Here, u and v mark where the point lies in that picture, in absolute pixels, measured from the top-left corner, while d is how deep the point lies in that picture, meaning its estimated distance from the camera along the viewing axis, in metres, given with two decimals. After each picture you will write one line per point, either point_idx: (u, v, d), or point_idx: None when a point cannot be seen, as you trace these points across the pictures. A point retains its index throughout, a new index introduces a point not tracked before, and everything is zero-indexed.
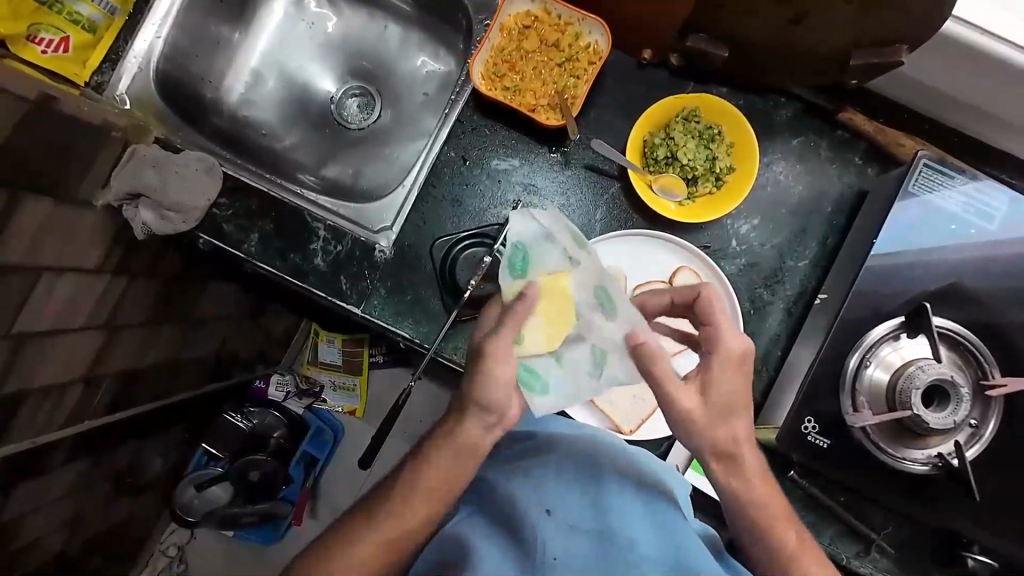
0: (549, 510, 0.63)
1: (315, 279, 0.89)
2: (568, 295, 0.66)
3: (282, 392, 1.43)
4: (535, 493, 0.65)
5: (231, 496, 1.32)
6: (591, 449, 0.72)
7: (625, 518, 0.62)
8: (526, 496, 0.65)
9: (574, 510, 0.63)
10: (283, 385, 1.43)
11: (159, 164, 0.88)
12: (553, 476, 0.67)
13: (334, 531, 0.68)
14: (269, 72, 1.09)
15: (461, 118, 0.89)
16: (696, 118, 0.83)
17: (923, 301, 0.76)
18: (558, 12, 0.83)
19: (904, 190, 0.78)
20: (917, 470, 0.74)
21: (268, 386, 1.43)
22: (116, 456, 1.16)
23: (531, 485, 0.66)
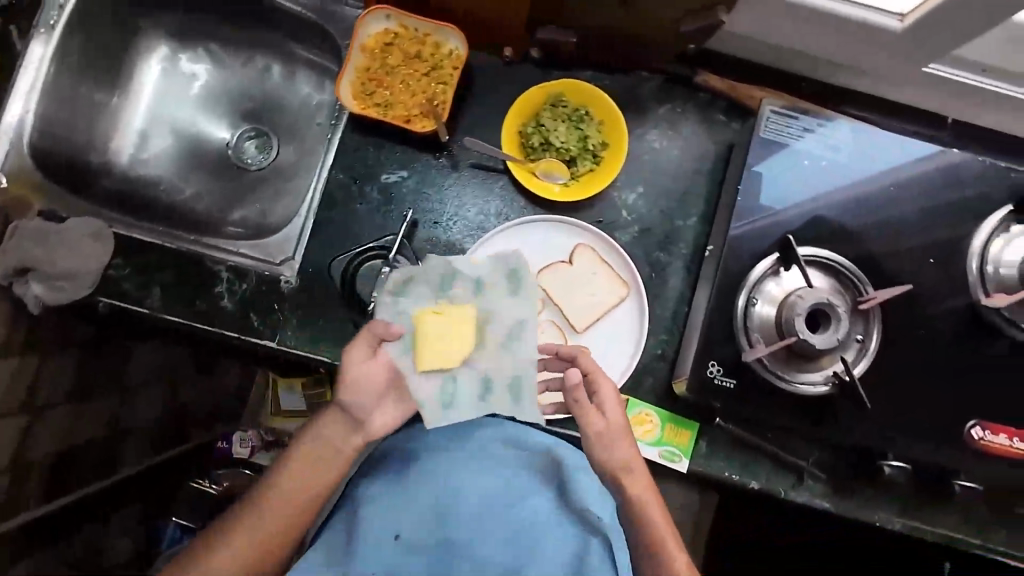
0: (397, 535, 0.78)
1: (225, 321, 0.89)
2: (457, 329, 0.74)
3: (246, 449, 1.21)
4: (406, 507, 0.79)
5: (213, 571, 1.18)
6: (473, 463, 0.83)
7: (473, 523, 0.79)
8: (386, 518, 0.78)
9: (416, 533, 0.78)
10: (247, 441, 1.21)
11: (44, 236, 0.86)
12: (421, 494, 0.80)
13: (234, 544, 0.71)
14: (157, 129, 1.08)
15: (344, 140, 0.90)
16: (564, 102, 0.88)
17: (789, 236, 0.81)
18: (415, 26, 0.86)
19: (759, 138, 0.84)
20: (817, 392, 0.78)
21: (230, 445, 1.21)
22: (71, 542, 1.12)
23: (399, 507, 0.79)
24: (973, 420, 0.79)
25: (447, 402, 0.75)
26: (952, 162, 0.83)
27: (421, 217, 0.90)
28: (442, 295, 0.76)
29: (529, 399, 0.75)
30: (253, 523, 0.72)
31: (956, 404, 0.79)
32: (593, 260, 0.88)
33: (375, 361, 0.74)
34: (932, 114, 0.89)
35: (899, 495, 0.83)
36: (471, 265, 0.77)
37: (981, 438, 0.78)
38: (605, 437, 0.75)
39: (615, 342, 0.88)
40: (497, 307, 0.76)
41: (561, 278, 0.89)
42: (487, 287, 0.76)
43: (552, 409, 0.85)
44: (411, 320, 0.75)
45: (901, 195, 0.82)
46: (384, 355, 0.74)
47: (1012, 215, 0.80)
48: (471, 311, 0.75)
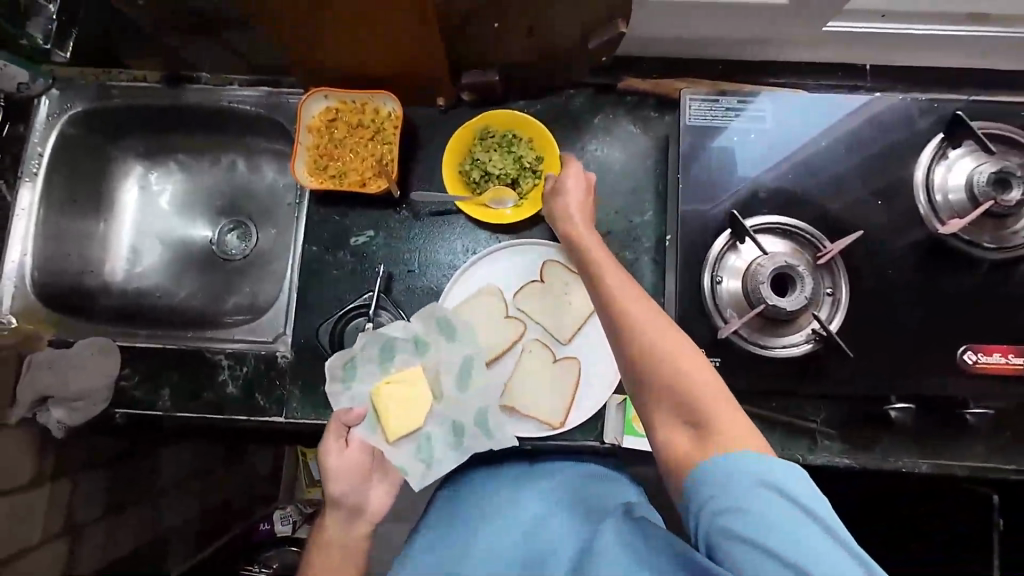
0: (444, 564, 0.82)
1: (233, 406, 0.94)
2: (414, 393, 0.86)
3: (289, 524, 1.25)
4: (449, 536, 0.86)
5: None
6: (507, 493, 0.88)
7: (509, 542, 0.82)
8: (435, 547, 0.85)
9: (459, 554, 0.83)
10: (287, 516, 1.26)
11: (55, 364, 0.93)
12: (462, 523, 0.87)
13: None
14: (145, 242, 1.16)
15: (310, 215, 0.97)
16: (490, 133, 0.93)
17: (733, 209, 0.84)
18: (352, 98, 0.93)
19: (687, 126, 0.87)
20: (802, 351, 0.79)
21: (273, 523, 1.26)
22: None
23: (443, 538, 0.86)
24: (964, 346, 0.80)
25: (427, 457, 0.87)
26: (877, 106, 0.86)
27: (396, 270, 0.95)
28: (386, 368, 0.88)
29: (499, 432, 0.88)
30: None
31: (938, 332, 0.81)
32: (562, 274, 0.92)
33: (335, 445, 0.79)
34: (849, 65, 0.93)
35: (920, 437, 0.82)
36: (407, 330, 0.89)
37: (974, 362, 0.79)
38: (628, 319, 0.66)
39: (601, 347, 0.91)
40: (440, 359, 0.89)
41: (536, 299, 0.92)
42: (430, 346, 0.89)
43: (554, 424, 0.88)
44: (374, 399, 0.85)
45: (838, 148, 0.85)
46: (354, 437, 0.81)
47: (947, 142, 0.82)
48: (420, 372, 0.88)
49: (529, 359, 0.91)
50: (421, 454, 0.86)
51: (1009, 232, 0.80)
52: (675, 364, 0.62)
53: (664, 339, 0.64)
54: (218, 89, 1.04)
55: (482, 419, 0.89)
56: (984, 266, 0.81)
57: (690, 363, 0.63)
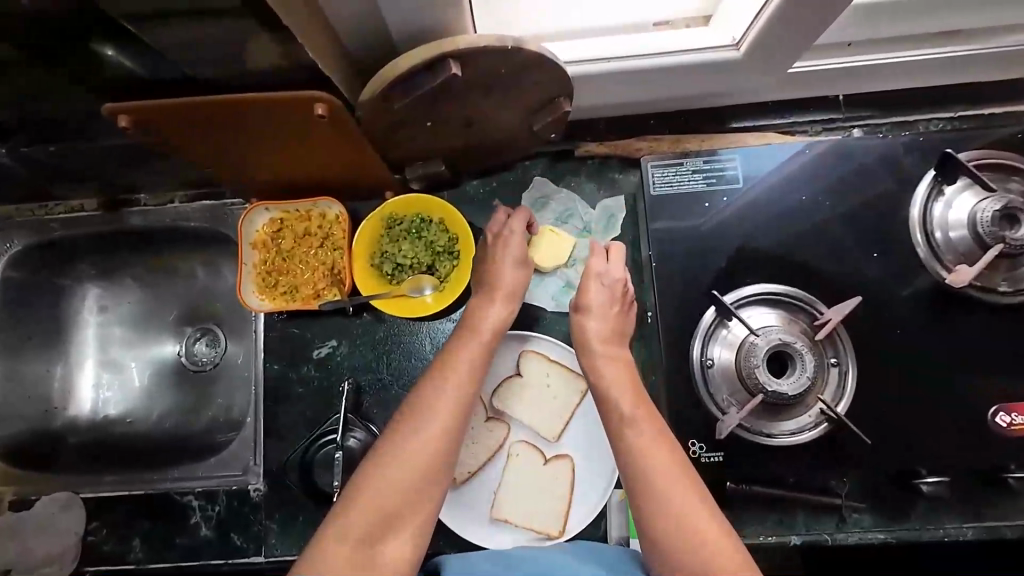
0: None
1: (209, 550, 0.87)
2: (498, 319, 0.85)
3: None
4: None
5: None
6: None
7: None
8: None
9: None
10: None
11: (19, 530, 0.88)
12: None
13: (336, 543, 0.57)
14: (110, 366, 1.10)
15: (269, 331, 0.91)
16: (397, 220, 0.87)
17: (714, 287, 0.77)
18: (295, 207, 0.88)
19: (650, 197, 0.81)
20: (813, 436, 0.72)
21: None
22: None
23: None
24: (994, 406, 0.72)
25: None
26: (855, 147, 0.79)
27: (364, 380, 0.88)
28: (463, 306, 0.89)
29: (523, 417, 0.84)
30: (372, 490, 0.60)
31: (962, 392, 0.72)
32: (541, 364, 0.85)
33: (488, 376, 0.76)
34: (822, 98, 0.86)
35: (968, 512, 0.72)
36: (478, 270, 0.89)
37: (1009, 424, 0.71)
38: (612, 403, 0.68)
39: (594, 443, 0.83)
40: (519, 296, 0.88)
41: (516, 395, 0.84)
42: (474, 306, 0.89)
43: (553, 534, 0.80)
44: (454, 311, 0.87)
45: (821, 197, 0.78)
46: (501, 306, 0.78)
47: (941, 179, 0.75)
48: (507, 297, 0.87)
49: (517, 463, 0.83)
50: None
51: None
52: (677, 481, 0.61)
53: (658, 450, 0.63)
54: (161, 207, 1.00)
55: (473, 537, 0.81)
56: (1002, 311, 0.73)
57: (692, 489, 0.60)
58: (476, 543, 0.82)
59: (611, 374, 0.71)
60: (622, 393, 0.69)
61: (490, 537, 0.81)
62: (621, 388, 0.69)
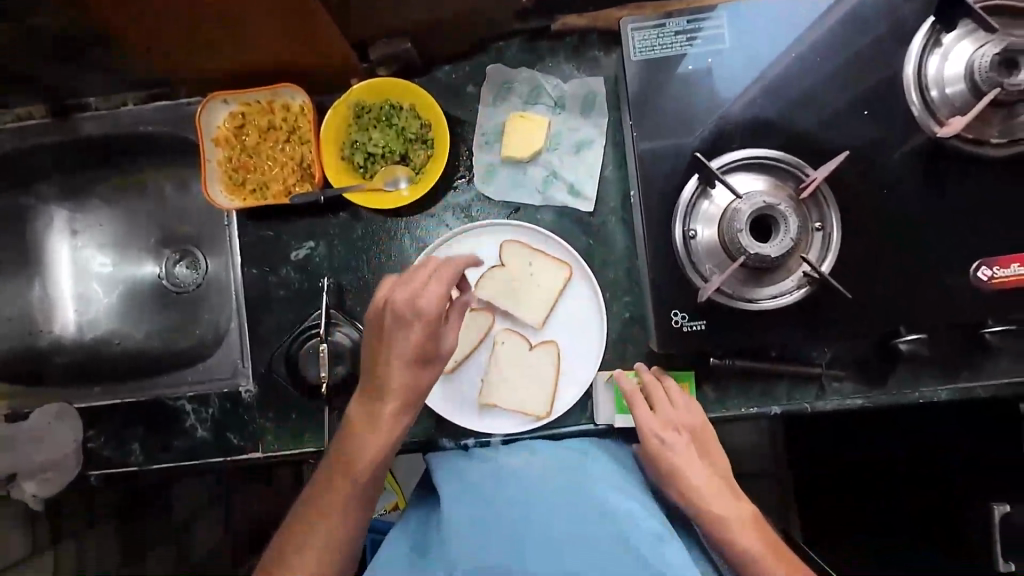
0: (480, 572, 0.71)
1: (207, 449, 0.89)
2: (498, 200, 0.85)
3: None
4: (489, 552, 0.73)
5: None
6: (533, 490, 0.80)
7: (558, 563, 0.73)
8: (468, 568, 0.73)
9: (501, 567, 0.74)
10: None
11: (15, 440, 0.87)
12: None
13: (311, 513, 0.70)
14: (91, 289, 1.09)
15: (244, 236, 0.89)
16: (366, 109, 0.82)
17: (699, 151, 0.73)
18: (256, 98, 0.83)
19: (631, 62, 0.75)
20: (796, 297, 0.72)
21: None
22: None
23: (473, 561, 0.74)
24: (977, 261, 0.71)
25: None
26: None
27: (345, 278, 0.87)
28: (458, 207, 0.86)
29: (507, 305, 0.84)
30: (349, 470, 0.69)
31: (946, 250, 0.72)
32: (523, 251, 0.83)
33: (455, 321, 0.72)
34: None
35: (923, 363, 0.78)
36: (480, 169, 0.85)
37: (990, 278, 0.71)
38: (671, 465, 0.72)
39: (579, 330, 0.83)
40: (511, 188, 0.85)
41: (499, 283, 0.84)
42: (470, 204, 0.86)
43: (540, 415, 0.82)
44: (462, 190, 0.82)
45: (813, 56, 0.73)
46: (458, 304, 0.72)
47: (939, 27, 0.70)
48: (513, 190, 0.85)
49: (503, 351, 0.84)
50: None
51: (1019, 121, 0.69)
52: (725, 527, 0.69)
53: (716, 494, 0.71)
54: (114, 112, 0.93)
55: (462, 422, 0.83)
56: (992, 166, 0.71)
57: (744, 518, 0.70)
58: (466, 427, 0.84)
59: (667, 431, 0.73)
60: (683, 446, 0.73)
61: (479, 421, 0.83)
62: (689, 447, 0.73)
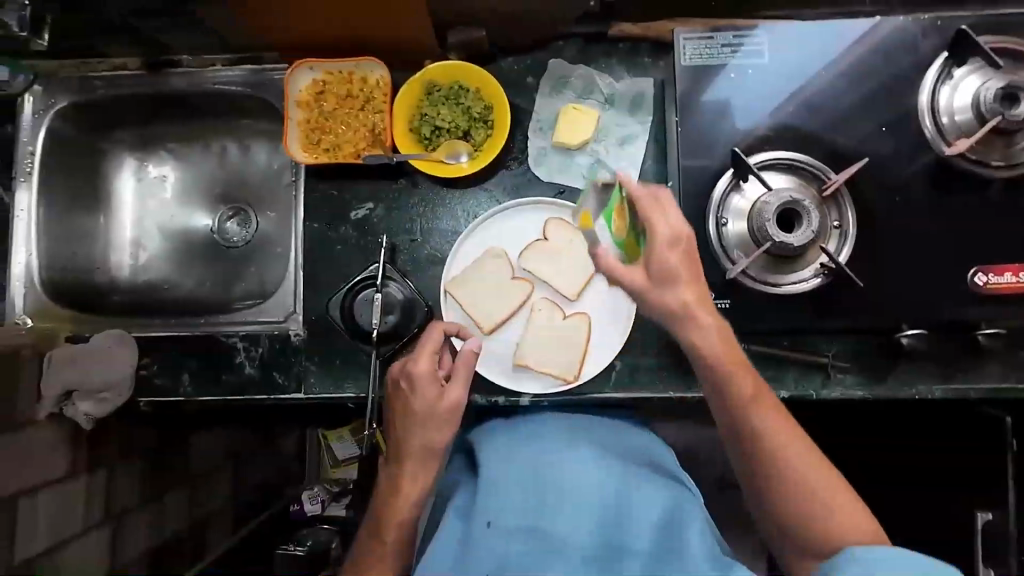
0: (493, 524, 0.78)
1: (254, 386, 0.95)
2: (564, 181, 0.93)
3: (317, 504, 1.34)
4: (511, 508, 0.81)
5: None
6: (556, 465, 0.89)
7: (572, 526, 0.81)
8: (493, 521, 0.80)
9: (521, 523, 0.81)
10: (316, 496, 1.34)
11: (75, 359, 0.94)
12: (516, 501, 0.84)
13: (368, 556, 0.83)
14: (147, 234, 1.15)
15: (309, 192, 0.96)
16: (437, 87, 0.91)
17: (734, 147, 0.83)
18: (338, 69, 0.92)
19: (680, 67, 0.85)
20: (814, 285, 0.79)
21: (303, 504, 1.35)
22: None
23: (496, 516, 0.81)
24: (974, 268, 0.80)
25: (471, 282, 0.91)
26: (878, 30, 0.83)
27: (399, 238, 0.95)
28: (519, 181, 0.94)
29: (547, 276, 0.91)
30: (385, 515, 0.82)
31: (947, 256, 0.80)
32: (565, 228, 0.91)
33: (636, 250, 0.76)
34: None
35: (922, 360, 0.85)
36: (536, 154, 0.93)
37: (985, 283, 0.80)
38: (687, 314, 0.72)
39: (611, 304, 0.91)
40: (564, 173, 0.93)
41: (541, 254, 0.92)
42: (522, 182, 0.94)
43: (569, 378, 0.88)
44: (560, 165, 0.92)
45: (840, 77, 0.83)
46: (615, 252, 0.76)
47: (951, 61, 0.80)
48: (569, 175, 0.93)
49: (539, 317, 0.91)
50: (479, 286, 0.91)
51: (1017, 148, 0.78)
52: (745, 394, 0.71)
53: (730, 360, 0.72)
54: (201, 72, 1.03)
55: (495, 379, 0.90)
56: (991, 186, 0.80)
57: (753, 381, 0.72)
58: (499, 385, 0.91)
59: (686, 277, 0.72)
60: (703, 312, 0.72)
61: (510, 379, 0.91)
62: (690, 284, 0.72)
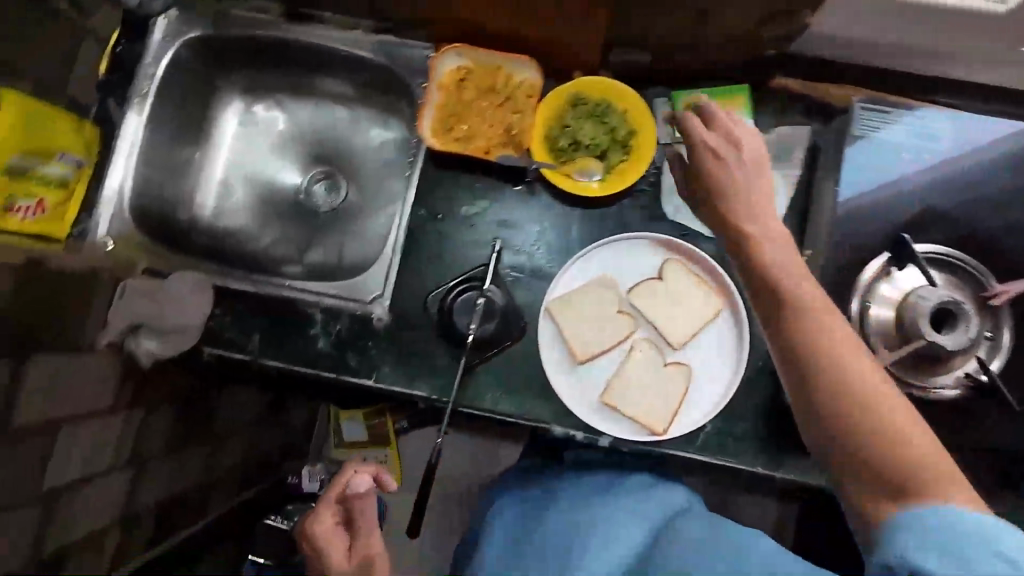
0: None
1: (323, 362, 0.91)
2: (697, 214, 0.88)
3: (317, 482, 1.36)
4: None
5: None
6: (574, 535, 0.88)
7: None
8: None
9: None
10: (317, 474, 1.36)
11: (151, 292, 0.92)
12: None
13: None
14: (234, 179, 1.12)
15: (423, 177, 0.92)
16: (584, 100, 0.88)
17: (903, 232, 0.80)
18: (487, 60, 0.88)
19: (851, 134, 0.83)
20: (951, 396, 0.74)
21: (302, 480, 1.36)
22: None
23: None
24: None
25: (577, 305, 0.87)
26: None
27: (505, 244, 0.91)
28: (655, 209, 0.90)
29: (655, 318, 0.86)
30: None
31: None
32: (683, 272, 0.87)
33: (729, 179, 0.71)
34: None
35: None
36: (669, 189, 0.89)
37: None
38: (846, 371, 0.56)
39: (716, 362, 0.85)
40: (694, 214, 0.89)
41: (653, 293, 0.87)
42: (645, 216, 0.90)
43: (657, 430, 0.83)
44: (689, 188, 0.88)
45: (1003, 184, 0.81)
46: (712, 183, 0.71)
47: None
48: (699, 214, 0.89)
49: (637, 358, 0.86)
50: (586, 311, 0.87)
51: None
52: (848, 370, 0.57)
53: (888, 409, 0.55)
54: (337, 33, 1.00)
55: (580, 412, 0.85)
56: None
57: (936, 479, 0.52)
58: (580, 419, 0.86)
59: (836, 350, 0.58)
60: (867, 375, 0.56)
61: (594, 416, 0.85)
62: (849, 346, 0.58)
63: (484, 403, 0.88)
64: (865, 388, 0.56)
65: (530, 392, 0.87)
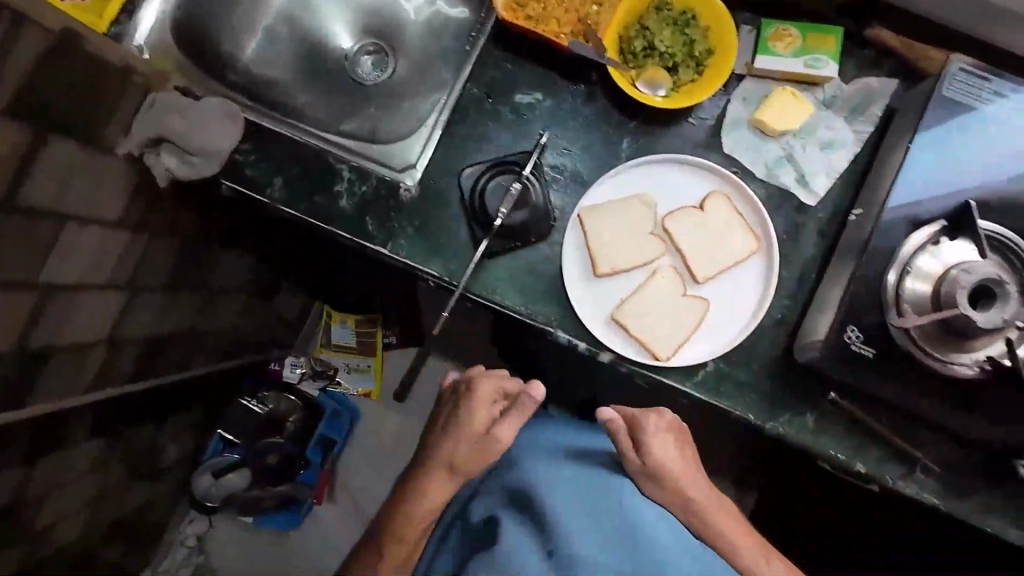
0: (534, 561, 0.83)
1: (341, 221, 0.88)
2: (756, 151, 0.85)
3: (296, 374, 1.68)
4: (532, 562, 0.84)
5: (246, 483, 1.54)
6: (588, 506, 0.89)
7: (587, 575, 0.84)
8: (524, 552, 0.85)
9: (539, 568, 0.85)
10: (297, 365, 1.67)
11: (183, 109, 0.88)
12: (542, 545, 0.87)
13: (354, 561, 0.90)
14: (282, 28, 1.06)
15: (483, 54, 0.88)
16: (667, 7, 0.84)
17: (972, 200, 0.74)
18: None
19: (940, 95, 0.76)
20: (964, 375, 0.73)
21: (283, 368, 1.67)
22: (132, 435, 1.27)
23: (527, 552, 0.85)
24: None
25: (608, 216, 0.84)
26: None
27: (551, 142, 0.88)
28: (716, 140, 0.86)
29: (686, 246, 0.84)
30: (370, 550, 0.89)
31: None
32: (726, 207, 0.84)
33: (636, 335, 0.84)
34: None
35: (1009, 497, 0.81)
36: (735, 122, 0.86)
37: None
38: (667, 468, 0.85)
39: (735, 303, 0.84)
40: (754, 151, 0.85)
41: (690, 223, 0.84)
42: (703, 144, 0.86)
43: (660, 356, 0.82)
44: (753, 126, 0.85)
45: None
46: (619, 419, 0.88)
47: None
48: (759, 153, 0.85)
49: (657, 283, 0.84)
50: (615, 224, 0.84)
51: None
52: (679, 476, 0.85)
53: (704, 490, 0.86)
54: None
55: (588, 322, 0.85)
56: None
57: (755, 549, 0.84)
58: (586, 330, 0.85)
59: (683, 474, 0.86)
60: (700, 485, 0.86)
61: (601, 330, 0.84)
62: (700, 483, 0.87)
63: (495, 296, 0.87)
64: (690, 505, 0.85)
65: (543, 293, 0.86)
